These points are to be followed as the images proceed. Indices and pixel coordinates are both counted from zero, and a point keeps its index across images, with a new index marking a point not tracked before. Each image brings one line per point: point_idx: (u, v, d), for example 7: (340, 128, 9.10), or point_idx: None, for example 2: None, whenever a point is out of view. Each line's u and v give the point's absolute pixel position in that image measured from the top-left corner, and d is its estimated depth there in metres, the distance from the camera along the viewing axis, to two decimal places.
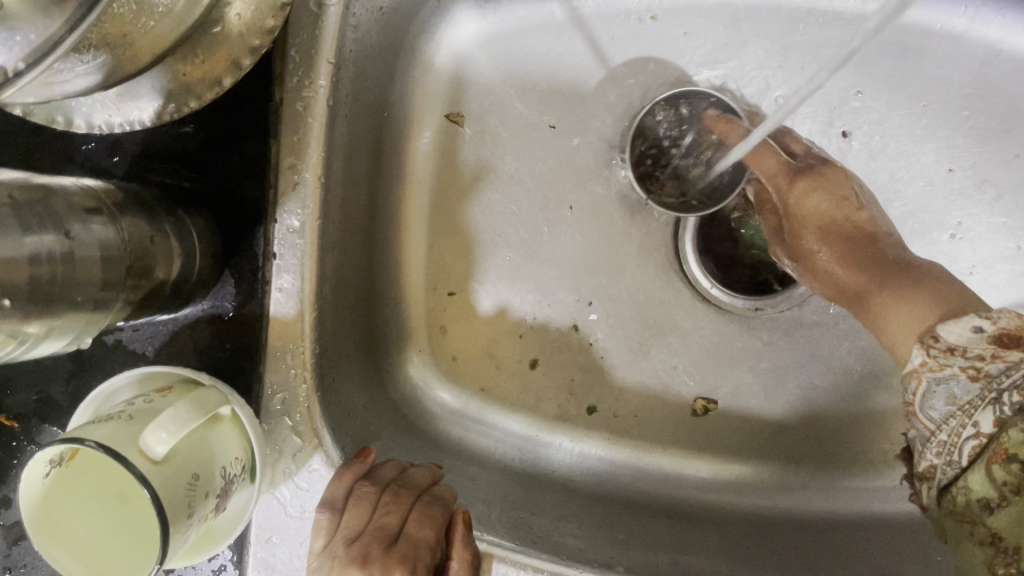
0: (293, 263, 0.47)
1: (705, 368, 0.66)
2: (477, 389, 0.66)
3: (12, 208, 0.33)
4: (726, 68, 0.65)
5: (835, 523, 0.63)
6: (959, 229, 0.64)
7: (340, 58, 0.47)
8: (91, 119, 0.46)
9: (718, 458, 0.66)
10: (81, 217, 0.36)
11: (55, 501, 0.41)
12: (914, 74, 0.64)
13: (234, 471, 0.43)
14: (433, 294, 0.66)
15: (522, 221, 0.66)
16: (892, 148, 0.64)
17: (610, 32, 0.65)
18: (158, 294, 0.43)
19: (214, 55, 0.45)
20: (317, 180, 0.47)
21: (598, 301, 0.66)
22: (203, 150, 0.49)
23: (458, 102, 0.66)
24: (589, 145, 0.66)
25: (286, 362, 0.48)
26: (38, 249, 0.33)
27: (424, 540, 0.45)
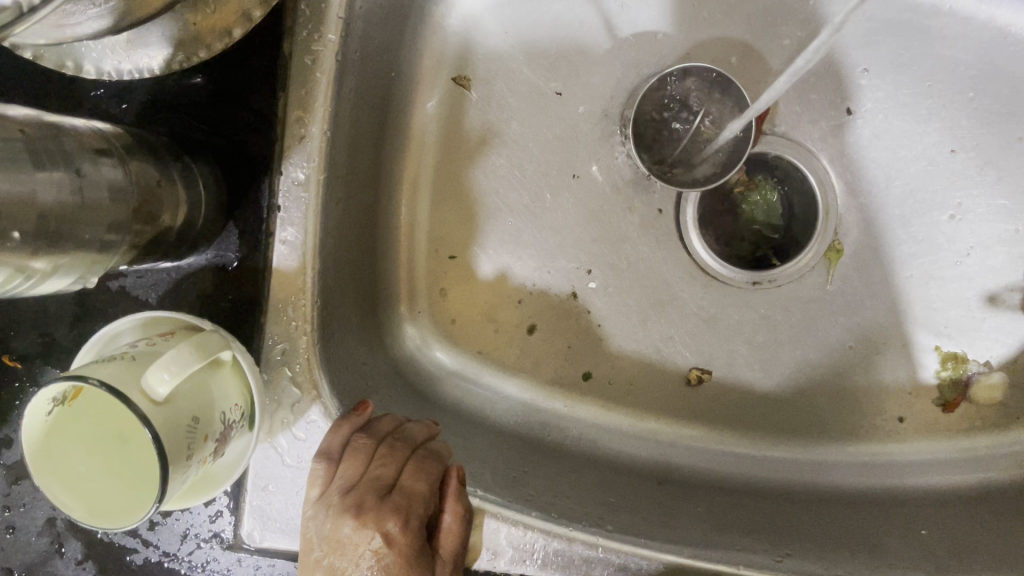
0: (297, 216, 0.48)
1: (701, 339, 0.67)
2: (474, 352, 0.67)
3: (23, 144, 0.33)
4: (733, 42, 0.65)
5: (822, 495, 0.64)
6: (958, 210, 0.65)
7: (350, 14, 0.48)
8: (101, 65, 0.46)
9: (711, 428, 0.67)
10: (90, 158, 0.37)
11: (56, 438, 0.41)
12: (921, 53, 0.64)
13: (233, 417, 0.44)
14: (435, 258, 0.67)
15: (525, 187, 0.67)
16: (894, 127, 0.65)
17: (621, 1, 0.65)
18: (164, 240, 0.43)
19: (224, 5, 0.46)
20: (323, 134, 0.48)
21: (598, 269, 0.67)
22: (211, 101, 0.49)
23: (466, 66, 0.66)
24: (595, 114, 0.66)
25: (287, 315, 0.49)
26: (47, 185, 0.33)
27: (418, 492, 0.46)
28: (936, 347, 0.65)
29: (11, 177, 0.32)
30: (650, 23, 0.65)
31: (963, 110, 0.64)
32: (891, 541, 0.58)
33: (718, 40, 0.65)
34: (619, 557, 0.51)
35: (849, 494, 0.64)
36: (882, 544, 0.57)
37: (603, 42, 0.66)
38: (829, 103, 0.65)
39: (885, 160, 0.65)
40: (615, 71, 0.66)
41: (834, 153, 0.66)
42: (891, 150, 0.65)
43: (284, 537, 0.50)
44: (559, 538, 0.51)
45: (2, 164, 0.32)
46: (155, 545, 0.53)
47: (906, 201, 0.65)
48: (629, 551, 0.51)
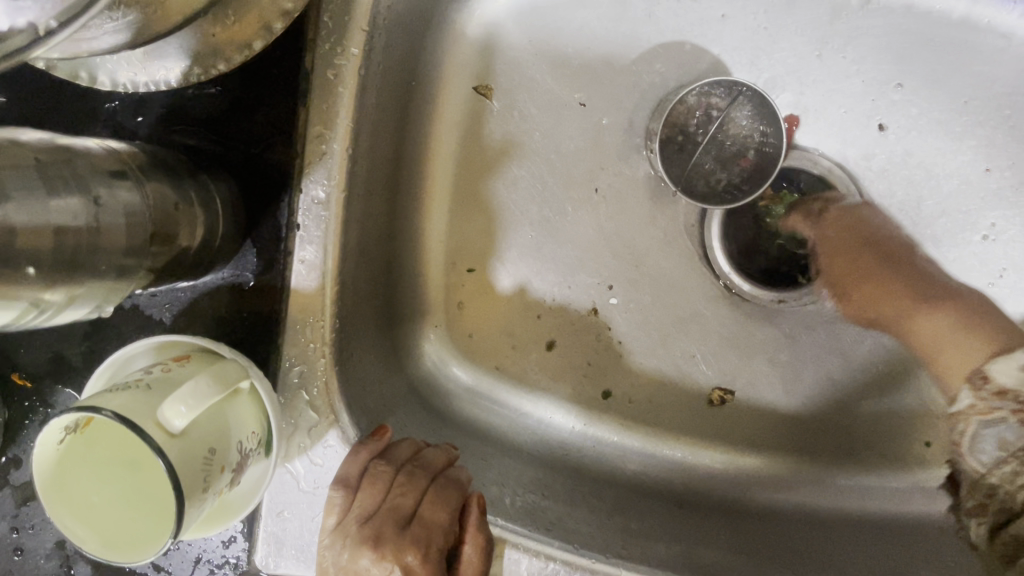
0: (316, 235, 0.46)
1: (723, 358, 0.65)
2: (492, 368, 0.65)
3: (36, 171, 0.32)
4: (762, 54, 0.63)
5: (847, 520, 0.62)
6: (992, 231, 0.63)
7: (374, 26, 0.46)
8: (116, 77, 0.45)
9: (733, 449, 0.65)
10: (107, 182, 0.35)
11: (69, 463, 0.40)
12: (958, 69, 0.61)
13: (249, 445, 0.42)
14: (452, 271, 0.66)
15: (546, 200, 0.65)
16: (928, 143, 0.63)
17: (648, 10, 0.63)
18: (180, 263, 0.42)
19: (245, 17, 0.44)
20: (344, 151, 0.46)
21: (620, 286, 0.65)
22: (229, 115, 0.48)
23: (488, 75, 0.64)
24: (619, 126, 0.65)
25: (304, 336, 0.47)
26: (64, 214, 0.32)
27: (438, 523, 0.45)
28: None
29: (26, 208, 0.30)
30: (677, 33, 0.63)
31: (1001, 128, 0.62)
32: None
33: (748, 52, 0.63)
34: None
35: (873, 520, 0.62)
36: None
37: (628, 52, 0.64)
38: (861, 118, 0.64)
39: (918, 178, 0.63)
40: (640, 83, 0.64)
41: (864, 169, 0.64)
42: (924, 168, 0.63)
43: (298, 563, 0.48)
44: (580, 569, 0.49)
45: (16, 193, 0.30)
46: (167, 568, 0.52)
47: (937, 220, 0.63)
48: None
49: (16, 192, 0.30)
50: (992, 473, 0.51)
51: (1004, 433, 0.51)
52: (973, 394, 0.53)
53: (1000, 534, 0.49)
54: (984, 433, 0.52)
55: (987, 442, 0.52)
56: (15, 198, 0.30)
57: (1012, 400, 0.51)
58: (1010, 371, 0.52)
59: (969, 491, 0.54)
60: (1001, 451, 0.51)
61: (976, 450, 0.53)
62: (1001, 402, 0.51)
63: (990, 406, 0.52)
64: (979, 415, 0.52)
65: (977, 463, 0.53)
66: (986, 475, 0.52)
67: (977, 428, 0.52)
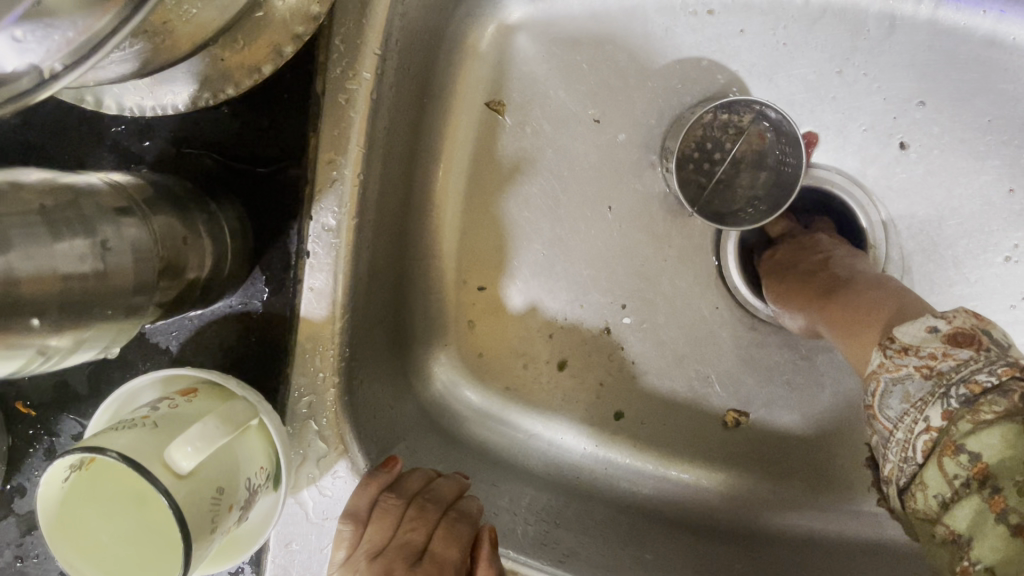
0: (326, 263, 0.45)
1: (738, 380, 0.64)
2: (502, 388, 0.64)
3: (36, 213, 0.31)
4: (781, 70, 0.62)
5: (863, 547, 0.61)
6: (1015, 252, 0.61)
7: (386, 49, 0.45)
8: (122, 101, 0.44)
9: (745, 472, 0.64)
10: (114, 220, 0.34)
11: (76, 501, 0.39)
12: (982, 86, 0.60)
13: (258, 481, 0.41)
14: (464, 289, 0.64)
15: (558, 218, 0.64)
16: (951, 163, 0.61)
17: (665, 25, 0.62)
18: (190, 295, 0.41)
19: (255, 41, 0.43)
20: (356, 177, 0.45)
21: (633, 305, 0.64)
22: (239, 140, 0.47)
23: (500, 90, 0.63)
24: (634, 142, 0.63)
25: (314, 365, 0.46)
26: (70, 258, 0.31)
27: (449, 559, 0.44)
28: None
29: (30, 254, 0.29)
30: (695, 49, 0.62)
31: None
32: None
33: (767, 68, 0.62)
34: None
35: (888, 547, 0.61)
36: None
37: (643, 67, 0.62)
38: (882, 136, 0.62)
39: (940, 198, 0.62)
40: (656, 98, 0.63)
41: (885, 189, 0.63)
42: (947, 187, 0.62)
43: None
44: None
45: (19, 240, 0.29)
46: None
47: (959, 241, 0.62)
48: None
49: (19, 240, 0.29)
50: (898, 428, 0.42)
51: (950, 401, 0.40)
52: (881, 353, 0.44)
53: (907, 496, 0.43)
54: (891, 388, 0.42)
55: (893, 398, 0.42)
56: (18, 245, 0.29)
57: (917, 355, 0.42)
58: (915, 332, 0.43)
59: (882, 452, 0.44)
60: (906, 403, 0.42)
61: (882, 406, 0.43)
62: (906, 359, 0.42)
63: (895, 363, 0.42)
64: (887, 372, 0.43)
65: (885, 420, 0.43)
66: (892, 433, 0.43)
67: (885, 384, 0.43)
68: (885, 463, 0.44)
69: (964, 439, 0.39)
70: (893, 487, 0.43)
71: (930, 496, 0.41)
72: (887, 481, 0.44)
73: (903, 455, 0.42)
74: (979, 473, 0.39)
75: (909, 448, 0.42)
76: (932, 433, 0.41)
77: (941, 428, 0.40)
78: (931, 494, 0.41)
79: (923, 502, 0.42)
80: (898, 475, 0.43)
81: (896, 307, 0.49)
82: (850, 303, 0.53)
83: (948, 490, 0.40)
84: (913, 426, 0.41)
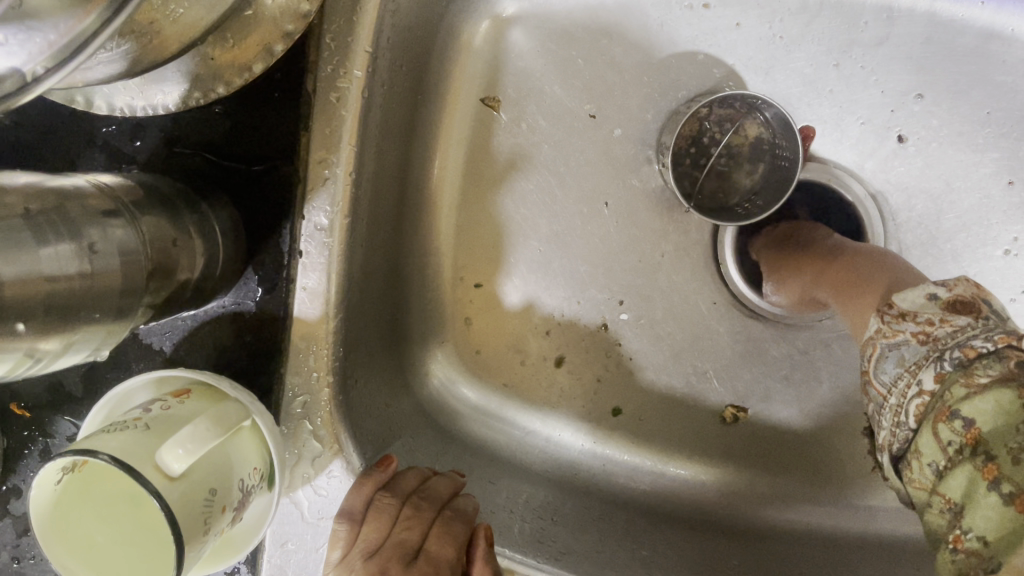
0: (319, 262, 0.45)
1: (736, 375, 0.64)
2: (499, 385, 0.64)
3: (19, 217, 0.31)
4: (777, 64, 0.61)
5: (861, 543, 0.61)
6: (1014, 245, 0.61)
7: (377, 47, 0.45)
8: (113, 101, 0.44)
9: (744, 468, 0.64)
10: (101, 222, 0.34)
11: (74, 496, 0.39)
12: (979, 79, 0.60)
13: (252, 482, 0.41)
14: (460, 286, 0.64)
15: (555, 214, 0.63)
16: (949, 156, 0.61)
17: (660, 19, 0.61)
18: (182, 295, 0.41)
19: (245, 40, 0.42)
20: (348, 176, 0.45)
21: (630, 300, 0.64)
22: (231, 140, 0.46)
23: (496, 86, 0.63)
24: (630, 138, 0.63)
25: (308, 364, 0.46)
26: (54, 261, 0.31)
27: (444, 558, 0.44)
28: None
29: (14, 258, 0.29)
30: (691, 42, 0.62)
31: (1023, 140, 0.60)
32: None
33: (763, 61, 0.61)
34: None
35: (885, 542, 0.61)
36: None
37: (639, 62, 0.62)
38: (879, 129, 0.62)
39: (938, 191, 0.61)
40: (652, 93, 0.62)
41: (883, 182, 0.62)
42: (947, 180, 0.61)
43: None
44: None
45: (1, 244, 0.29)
46: None
47: (958, 235, 0.62)
48: None
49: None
50: (892, 392, 0.43)
51: (943, 365, 0.40)
52: (879, 319, 0.45)
53: (903, 464, 0.43)
54: (888, 354, 0.43)
55: (889, 362, 0.43)
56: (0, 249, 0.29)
57: (913, 321, 0.43)
58: (915, 299, 0.44)
59: (878, 420, 0.44)
60: (900, 368, 0.43)
61: (878, 371, 0.44)
62: (903, 325, 0.43)
63: (893, 329, 0.43)
64: (884, 337, 0.44)
65: (880, 386, 0.44)
66: (887, 399, 0.44)
67: (883, 349, 0.44)
68: (881, 430, 0.44)
69: (957, 404, 0.39)
70: (888, 456, 0.44)
71: (924, 463, 0.40)
72: (883, 450, 0.44)
73: (897, 421, 0.42)
74: (972, 440, 0.38)
75: (902, 413, 0.42)
76: (923, 396, 0.41)
77: (932, 391, 0.40)
78: (924, 461, 0.40)
79: (917, 470, 0.41)
80: (893, 442, 0.43)
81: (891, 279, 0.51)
82: (849, 276, 0.55)
83: (941, 457, 0.39)
84: (907, 390, 0.42)
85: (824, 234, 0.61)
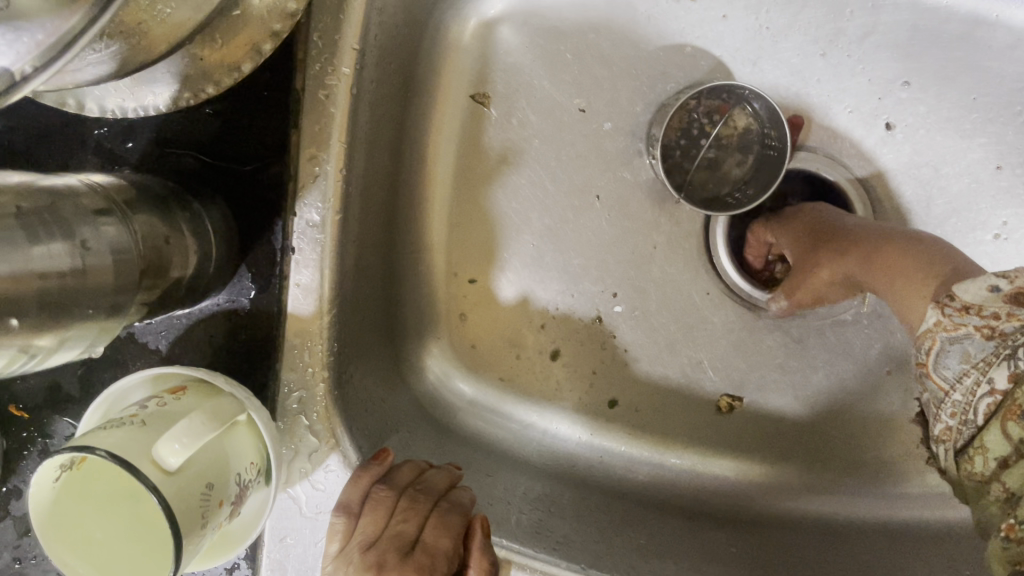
0: (312, 258, 0.46)
1: (731, 365, 0.65)
2: (496, 379, 0.65)
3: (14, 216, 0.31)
4: (764, 54, 0.62)
5: (858, 529, 0.62)
6: (1004, 229, 0.62)
7: (365, 44, 0.45)
8: (104, 103, 0.44)
9: (742, 457, 0.64)
10: (93, 221, 0.35)
11: (76, 479, 0.39)
12: (966, 65, 0.60)
13: (249, 476, 0.42)
14: (454, 281, 0.65)
15: (548, 208, 0.64)
16: (937, 142, 0.61)
17: (647, 12, 0.62)
18: (174, 294, 0.41)
19: (233, 40, 0.43)
20: (339, 172, 0.45)
21: (624, 293, 0.64)
22: (221, 139, 0.47)
23: (486, 82, 0.63)
24: (620, 131, 0.63)
25: (302, 360, 0.47)
26: (48, 260, 0.31)
27: (441, 549, 0.44)
28: None
29: (7, 255, 0.30)
30: (678, 35, 0.62)
31: (1010, 125, 0.61)
32: None
33: (751, 52, 0.62)
34: None
35: (883, 527, 0.62)
36: None
37: (628, 55, 0.62)
38: (866, 117, 0.62)
39: (927, 176, 0.62)
40: (641, 86, 0.63)
41: (871, 169, 0.63)
42: (935, 166, 0.62)
43: None
44: None
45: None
46: None
47: (948, 220, 0.62)
48: None
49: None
50: (955, 389, 0.43)
51: (1017, 364, 0.40)
52: (938, 310, 0.43)
53: (965, 455, 0.43)
54: (949, 348, 0.43)
55: (951, 356, 0.43)
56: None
57: (977, 315, 0.41)
58: (976, 290, 0.42)
59: (936, 412, 0.44)
60: (965, 363, 0.42)
61: (939, 365, 0.43)
62: (966, 318, 0.42)
63: (954, 323, 0.42)
64: (945, 331, 0.43)
65: (940, 380, 0.44)
66: (948, 394, 0.43)
67: (943, 343, 0.43)
68: (937, 422, 0.44)
69: None
70: (949, 447, 0.44)
71: (991, 456, 0.42)
72: (939, 440, 0.45)
73: (961, 417, 0.43)
74: None
75: (968, 411, 0.42)
76: (995, 396, 0.41)
77: (1005, 391, 0.40)
78: (992, 455, 0.42)
79: (979, 458, 0.42)
80: (955, 435, 0.43)
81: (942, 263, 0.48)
82: (887, 259, 0.52)
83: (1009, 451, 0.41)
84: (975, 388, 0.42)
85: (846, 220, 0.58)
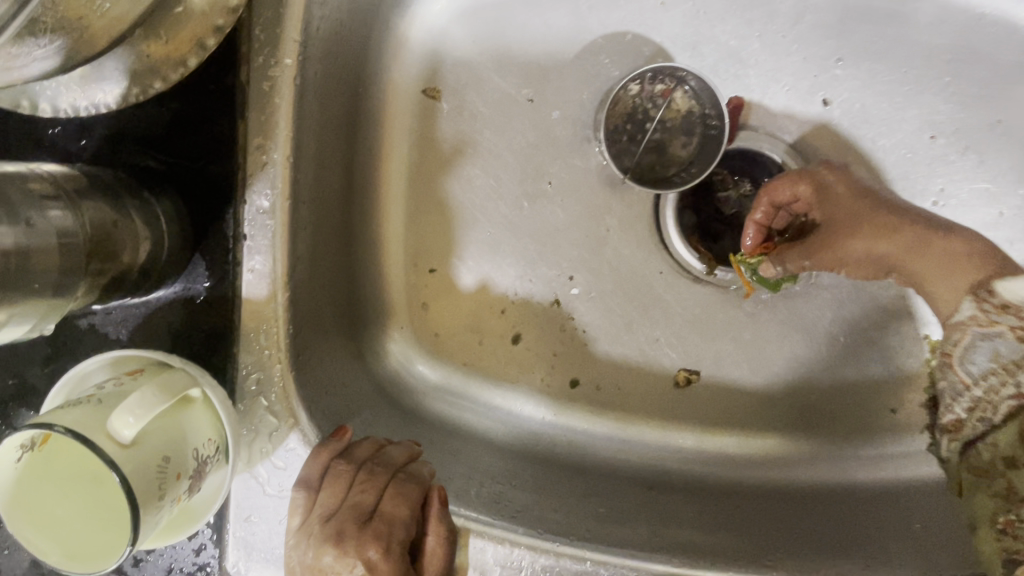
0: (263, 244, 0.48)
1: (687, 340, 0.66)
2: (460, 364, 0.66)
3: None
4: (703, 38, 0.64)
5: (819, 489, 0.63)
6: (941, 196, 0.64)
7: (306, 37, 0.47)
8: (57, 103, 0.46)
9: (703, 430, 0.66)
10: (41, 205, 0.37)
11: (48, 454, 0.41)
12: (896, 39, 0.63)
13: (207, 452, 0.43)
14: (414, 272, 0.67)
15: (502, 197, 0.66)
16: (874, 115, 0.64)
17: (588, 3, 0.64)
18: (124, 279, 0.43)
19: (178, 36, 0.45)
20: (286, 160, 0.47)
21: (580, 276, 0.66)
22: (171, 133, 0.49)
23: (436, 77, 0.65)
24: (568, 119, 0.65)
25: (260, 343, 0.48)
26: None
27: (399, 517, 0.46)
28: (925, 335, 0.65)
29: None
30: (619, 23, 0.64)
31: (941, 95, 0.64)
32: (888, 535, 0.56)
33: (689, 37, 0.64)
34: (608, 569, 0.49)
35: (843, 488, 0.63)
36: (873, 544, 0.55)
37: (572, 46, 0.65)
38: (804, 94, 0.64)
39: (865, 149, 0.64)
40: (586, 74, 0.65)
41: (812, 145, 0.65)
42: (871, 139, 0.64)
43: (270, 568, 0.49)
44: (544, 554, 0.49)
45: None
46: None
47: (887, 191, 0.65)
48: (616, 563, 0.49)
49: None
50: (978, 384, 0.54)
51: None
52: (975, 302, 0.53)
53: (971, 446, 0.55)
54: (980, 345, 0.53)
55: (981, 352, 0.53)
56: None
57: (1013, 315, 0.52)
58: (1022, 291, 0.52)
59: (951, 402, 0.56)
60: (993, 361, 0.53)
61: (967, 360, 0.54)
62: (1002, 317, 0.52)
63: (990, 320, 0.53)
64: (979, 326, 0.53)
65: (965, 375, 0.55)
66: (973, 387, 0.54)
67: (974, 338, 0.53)
68: (951, 410, 0.56)
69: None
70: (960, 438, 0.56)
71: (999, 453, 0.52)
72: (956, 429, 0.56)
73: (982, 412, 0.54)
74: None
75: (989, 407, 0.53)
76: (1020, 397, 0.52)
77: None
78: (1000, 452, 0.52)
79: (987, 452, 0.53)
80: (973, 423, 0.55)
81: (994, 257, 0.54)
82: (924, 248, 0.55)
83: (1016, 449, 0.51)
84: (1000, 387, 0.52)
85: (879, 195, 0.59)
